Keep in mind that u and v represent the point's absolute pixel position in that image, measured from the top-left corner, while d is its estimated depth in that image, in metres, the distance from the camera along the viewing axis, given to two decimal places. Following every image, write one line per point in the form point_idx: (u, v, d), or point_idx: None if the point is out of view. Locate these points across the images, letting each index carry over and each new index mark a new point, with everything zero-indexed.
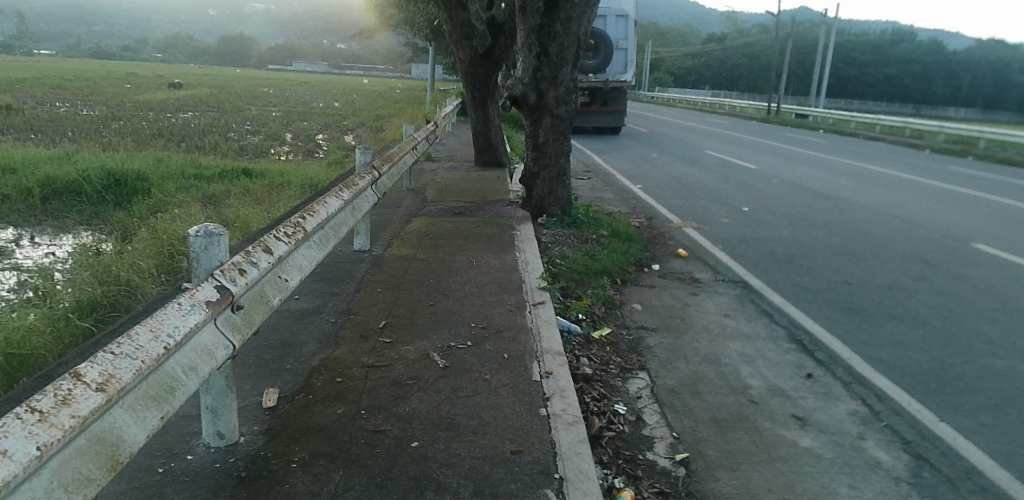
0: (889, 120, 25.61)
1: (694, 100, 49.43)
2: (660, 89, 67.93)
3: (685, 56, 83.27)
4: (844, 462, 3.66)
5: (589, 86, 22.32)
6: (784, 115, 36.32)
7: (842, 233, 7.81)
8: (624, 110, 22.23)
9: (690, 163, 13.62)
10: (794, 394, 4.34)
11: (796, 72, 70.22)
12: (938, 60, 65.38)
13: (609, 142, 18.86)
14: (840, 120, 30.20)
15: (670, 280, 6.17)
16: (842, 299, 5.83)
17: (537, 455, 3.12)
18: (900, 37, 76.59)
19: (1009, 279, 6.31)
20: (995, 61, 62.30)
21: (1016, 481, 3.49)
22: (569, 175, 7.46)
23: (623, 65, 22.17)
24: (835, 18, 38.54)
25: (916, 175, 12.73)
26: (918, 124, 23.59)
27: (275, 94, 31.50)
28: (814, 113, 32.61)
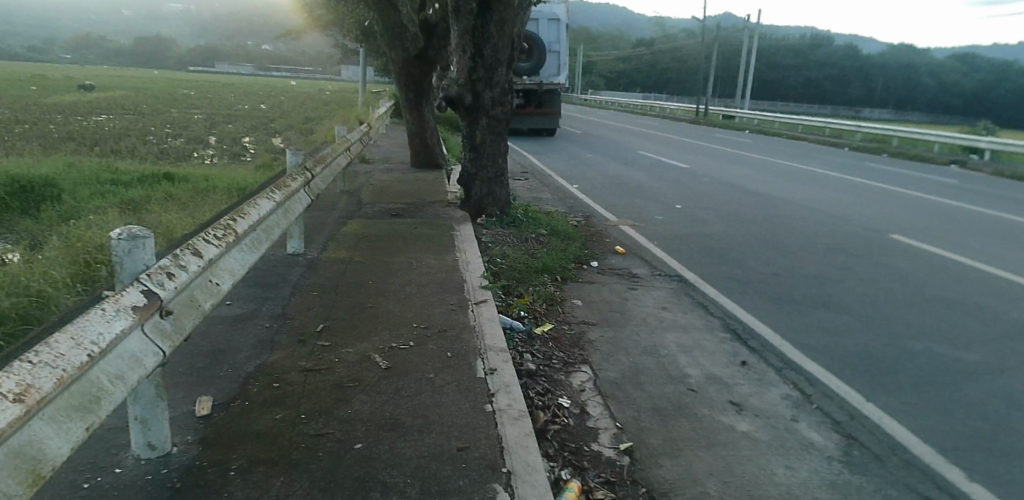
0: (809, 120, 27.04)
1: (626, 103, 50.70)
2: (592, 93, 69.17)
3: (615, 60, 85.28)
4: (780, 444, 3.83)
5: (522, 89, 22.46)
6: (712, 117, 37.72)
7: (769, 226, 8.17)
8: (558, 112, 22.30)
9: (623, 163, 13.92)
10: (730, 381, 4.50)
11: (721, 77, 73.18)
12: (850, 65, 69.56)
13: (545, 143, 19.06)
14: (764, 121, 31.66)
15: (608, 276, 6.28)
16: (772, 289, 6.09)
17: (484, 450, 3.11)
18: (816, 42, 80.91)
19: (922, 266, 6.76)
20: (901, 66, 66.89)
21: (937, 455, 3.77)
22: (507, 176, 7.51)
23: (556, 68, 22.60)
24: (757, 25, 40.48)
25: (835, 172, 13.48)
26: (836, 124, 25.01)
27: (196, 96, 30.18)
28: (740, 114, 34.01)
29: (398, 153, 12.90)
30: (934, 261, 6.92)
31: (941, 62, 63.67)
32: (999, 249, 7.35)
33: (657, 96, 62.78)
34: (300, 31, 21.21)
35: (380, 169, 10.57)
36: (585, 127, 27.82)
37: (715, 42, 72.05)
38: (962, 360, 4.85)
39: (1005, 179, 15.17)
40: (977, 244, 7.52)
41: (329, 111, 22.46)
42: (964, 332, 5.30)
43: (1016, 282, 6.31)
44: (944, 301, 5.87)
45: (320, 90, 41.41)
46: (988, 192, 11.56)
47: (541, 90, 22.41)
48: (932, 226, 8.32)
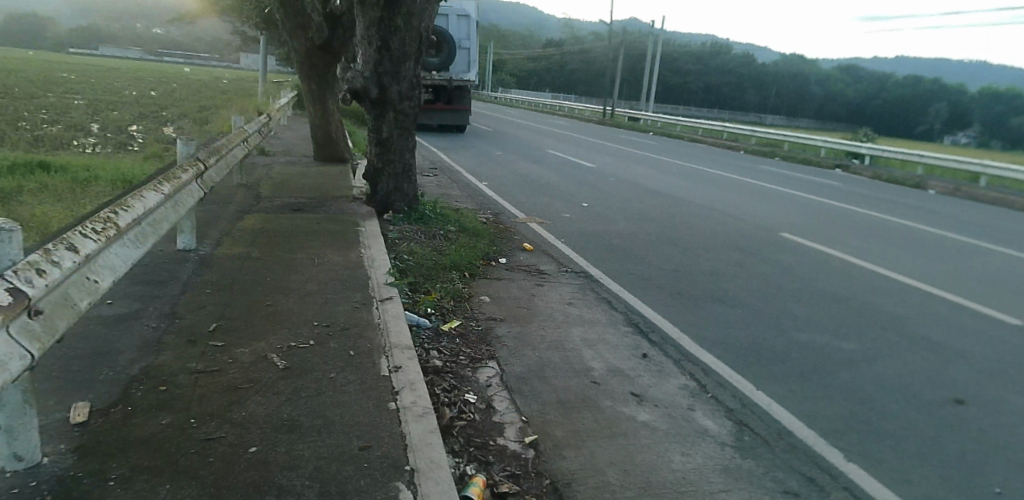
0: (708, 124, 28.51)
1: (537, 102, 51.44)
2: (504, 91, 69.52)
3: (527, 59, 86.12)
4: (677, 432, 4.03)
5: (432, 83, 22.51)
6: (618, 118, 38.97)
7: (669, 225, 8.54)
8: (469, 109, 22.52)
9: (533, 161, 14.09)
10: (631, 373, 4.67)
11: (628, 80, 75.71)
12: (745, 73, 73.92)
13: (456, 140, 18.97)
14: (668, 124, 33.08)
15: (516, 272, 6.35)
16: (671, 285, 6.37)
17: (387, 449, 3.07)
18: (715, 49, 85.32)
19: (807, 262, 7.29)
20: (790, 76, 71.82)
21: (817, 438, 4.10)
22: (415, 171, 7.42)
23: (466, 64, 22.50)
24: (661, 31, 42.19)
25: (730, 173, 14.29)
26: (734, 129, 26.51)
27: (70, 79, 27.61)
28: (645, 117, 35.36)
29: (301, 147, 12.41)
30: (816, 257, 7.48)
31: (825, 74, 68.95)
32: (871, 246, 8.05)
33: (567, 97, 63.90)
34: (196, 15, 19.95)
35: (282, 162, 10.17)
36: (496, 124, 27.88)
37: (623, 46, 74.32)
38: (840, 349, 5.28)
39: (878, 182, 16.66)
40: (853, 242, 8.20)
41: (228, 100, 21.28)
42: (841, 322, 5.78)
43: (885, 277, 6.95)
44: (824, 295, 6.35)
45: (217, 78, 39.07)
46: (862, 194, 12.65)
47: (451, 86, 22.42)
48: (815, 225, 8.99)
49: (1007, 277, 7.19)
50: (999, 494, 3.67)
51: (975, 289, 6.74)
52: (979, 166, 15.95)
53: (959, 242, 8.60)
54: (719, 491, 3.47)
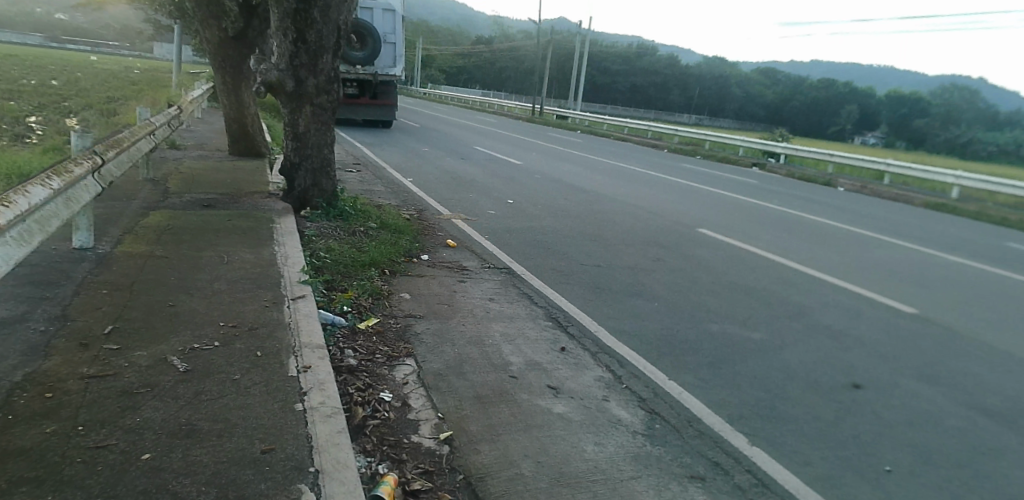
0: (634, 123, 29.20)
1: (468, 98, 51.27)
2: (434, 86, 68.63)
3: (460, 55, 85.74)
4: (591, 422, 4.12)
5: (357, 77, 22.06)
6: (547, 116, 39.38)
7: (590, 221, 8.69)
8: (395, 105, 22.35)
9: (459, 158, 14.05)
10: (549, 366, 4.72)
11: (558, 78, 76.45)
12: (672, 73, 76.04)
13: (384, 135, 18.67)
14: (595, 122, 33.68)
15: (438, 269, 6.32)
16: (592, 279, 6.50)
17: (291, 451, 3.00)
18: (642, 48, 87.05)
19: (722, 256, 7.56)
20: (714, 77, 74.34)
21: (724, 424, 4.29)
22: (333, 166, 7.29)
23: (391, 59, 21.93)
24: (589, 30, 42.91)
25: (652, 171, 14.66)
26: (659, 128, 27.20)
27: None
28: (572, 115, 35.87)
29: (217, 141, 11.92)
30: (730, 251, 7.77)
31: (746, 76, 71.89)
32: (782, 240, 8.44)
33: (500, 94, 63.78)
34: (103, 1, 18.79)
35: (195, 156, 9.78)
36: (425, 120, 27.58)
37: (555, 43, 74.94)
38: (749, 339, 5.52)
39: (791, 180, 17.44)
40: (767, 236, 8.57)
41: (139, 91, 20.19)
42: (751, 313, 6.04)
43: (794, 269, 7.30)
44: (737, 287, 6.62)
45: (125, 67, 36.93)
46: (776, 191, 13.25)
47: (376, 81, 22.05)
48: (730, 220, 9.35)
49: (901, 267, 7.71)
50: (888, 472, 3.96)
51: (875, 280, 7.17)
52: (882, 166, 16.97)
53: (860, 235, 9.16)
54: (630, 479, 3.59)
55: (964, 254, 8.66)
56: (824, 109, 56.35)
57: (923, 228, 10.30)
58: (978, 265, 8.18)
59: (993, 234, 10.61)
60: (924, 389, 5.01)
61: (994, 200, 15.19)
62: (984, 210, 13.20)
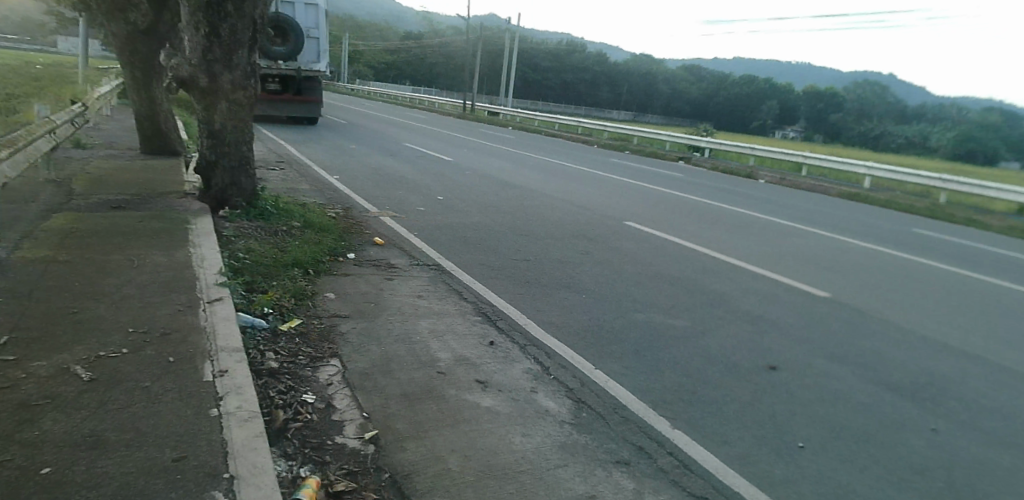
0: (565, 119, 29.60)
1: (399, 95, 50.59)
2: (363, 83, 67.20)
3: (391, 52, 84.51)
4: (518, 414, 4.16)
5: (278, 73, 21.25)
6: (478, 113, 39.42)
7: (518, 216, 8.75)
8: (320, 101, 21.74)
9: (388, 155, 13.88)
10: (477, 360, 4.74)
11: (490, 74, 76.56)
12: (603, 70, 77.39)
13: (311, 132, 18.22)
14: (526, 118, 33.96)
15: (365, 267, 6.24)
16: (520, 273, 6.55)
17: (204, 458, 2.91)
18: (573, 45, 88.14)
19: (646, 248, 7.76)
20: (643, 74, 76.14)
21: (648, 410, 4.42)
22: (253, 164, 7.11)
23: (316, 54, 21.64)
24: (518, 27, 43.16)
25: (582, 166, 14.90)
26: (589, 123, 27.67)
27: None
28: (504, 112, 36.03)
29: (130, 140, 11.36)
30: (655, 243, 7.99)
31: (673, 73, 74.00)
32: (706, 231, 8.74)
33: (434, 91, 63.14)
34: None
35: (103, 156, 9.30)
36: (356, 117, 27.07)
37: (486, 40, 74.89)
38: (673, 326, 5.70)
39: (716, 173, 18.08)
40: (691, 227, 8.85)
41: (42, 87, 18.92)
42: (675, 301, 6.23)
43: (716, 258, 7.57)
44: (662, 277, 6.81)
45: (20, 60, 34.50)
46: (701, 183, 13.70)
47: (299, 77, 21.39)
48: (656, 213, 9.61)
49: (814, 253, 8.12)
50: (802, 447, 4.18)
51: (790, 266, 7.52)
52: (799, 158, 17.83)
53: (778, 224, 9.59)
54: (556, 467, 3.65)
55: (869, 240, 9.21)
56: (746, 105, 58.58)
57: (833, 216, 10.89)
58: (884, 250, 8.72)
59: (897, 220, 11.33)
60: (835, 367, 5.31)
61: (899, 189, 16.24)
62: (890, 198, 14.09)
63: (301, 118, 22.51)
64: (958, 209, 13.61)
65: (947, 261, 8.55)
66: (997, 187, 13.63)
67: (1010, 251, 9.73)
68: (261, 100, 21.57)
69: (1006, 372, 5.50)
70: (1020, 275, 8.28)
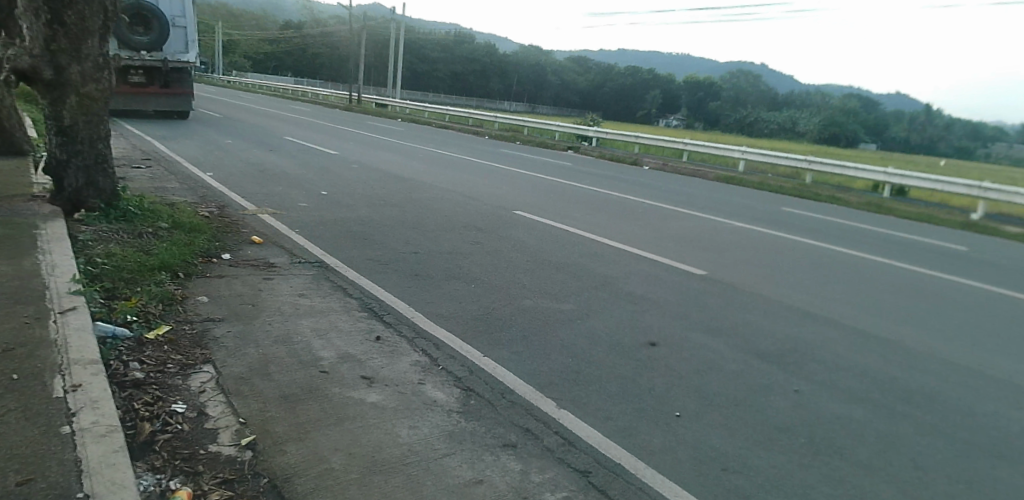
0: (457, 111, 29.56)
1: (279, 89, 48.29)
2: (241, 75, 63.52)
3: (271, 42, 80.58)
4: (405, 407, 4.14)
5: (141, 64, 19.67)
6: (367, 106, 38.54)
7: (406, 209, 8.68)
8: (192, 94, 21.06)
9: (269, 150, 13.28)
10: (363, 357, 4.67)
11: (379, 65, 74.85)
12: (493, 61, 77.79)
13: (181, 127, 17.07)
14: (418, 109, 33.64)
15: (242, 268, 5.98)
16: (408, 266, 6.51)
17: (54, 479, 2.70)
18: (462, 36, 88.05)
19: (535, 236, 7.94)
20: (532, 64, 77.23)
21: (536, 392, 4.54)
22: (111, 161, 6.66)
23: (183, 44, 20.09)
24: (403, 18, 42.46)
25: (474, 157, 14.95)
26: (482, 115, 27.78)
27: None
28: (395, 104, 35.47)
29: None
30: (543, 230, 8.19)
31: (562, 64, 75.75)
32: (592, 217, 9.04)
33: (324, 84, 60.94)
34: None
35: None
36: (237, 111, 25.65)
37: (374, 31, 73.03)
38: (560, 310, 5.88)
39: (604, 161, 18.70)
40: (578, 214, 9.12)
41: None
42: (562, 286, 6.42)
43: (601, 243, 7.86)
44: (550, 264, 6.99)
45: None
46: (589, 172, 14.12)
47: (166, 69, 20.06)
48: (544, 201, 9.83)
49: (693, 234, 8.61)
50: (679, 416, 4.45)
51: (670, 247, 7.94)
52: (681, 145, 18.81)
53: (660, 208, 10.08)
54: (444, 457, 3.68)
55: (740, 219, 9.88)
56: (631, 95, 60.86)
57: (708, 198, 11.58)
58: (754, 228, 9.39)
59: (766, 200, 12.22)
60: (710, 339, 5.67)
61: (771, 172, 17.53)
62: (761, 180, 15.16)
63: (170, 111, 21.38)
64: (820, 188, 14.87)
65: (809, 236, 9.35)
66: (853, 167, 15.01)
67: (862, 225, 10.76)
68: (122, 94, 20.08)
69: (858, 333, 6.11)
70: (869, 246, 9.19)
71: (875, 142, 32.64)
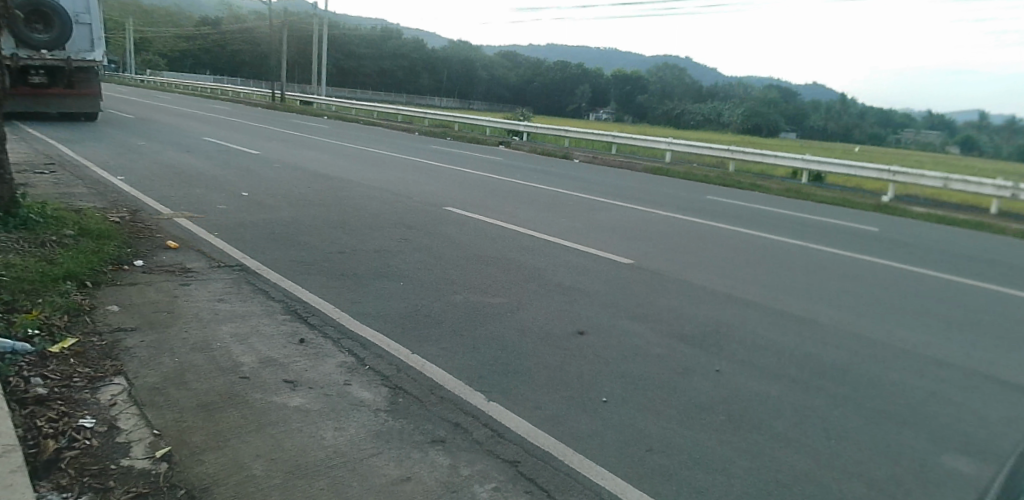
0: (389, 108, 29.22)
1: (195, 90, 46.24)
2: (157, 74, 60.52)
3: (187, 39, 77.18)
4: (330, 409, 4.09)
5: (42, 64, 18.49)
6: (293, 104, 37.50)
7: (331, 208, 8.54)
8: (101, 94, 20.06)
9: (186, 151, 12.79)
10: (286, 360, 4.59)
11: (305, 63, 72.90)
12: (424, 57, 77.04)
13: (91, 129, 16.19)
14: (348, 107, 33.05)
15: (156, 274, 5.77)
16: (334, 266, 6.43)
17: None
18: (389, 32, 86.84)
19: (464, 231, 7.97)
20: (462, 59, 76.89)
21: (466, 387, 4.57)
22: (6, 167, 6.31)
23: (88, 41, 19.08)
24: (326, 14, 41.45)
25: (405, 154, 14.82)
26: (414, 111, 27.54)
27: None
28: (324, 101, 34.70)
29: None
30: (471, 225, 8.22)
31: (493, 59, 75.82)
32: (521, 211, 9.13)
33: (248, 82, 58.78)
34: None
35: None
36: (153, 112, 24.50)
37: (298, 27, 70.97)
38: (490, 304, 5.93)
39: (536, 155, 18.85)
40: (507, 209, 9.20)
41: None
42: (491, 280, 6.46)
43: (531, 236, 7.96)
44: (479, 258, 7.03)
45: None
46: (520, 166, 14.23)
47: (70, 68, 18.91)
48: (473, 196, 9.86)
49: (621, 225, 8.82)
50: (606, 401, 4.57)
51: (598, 238, 8.12)
52: (610, 138, 19.20)
53: (589, 200, 10.27)
54: (371, 456, 3.65)
55: (665, 208, 10.19)
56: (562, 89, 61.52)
57: (635, 189, 11.88)
58: (679, 217, 9.69)
59: (691, 189, 12.61)
60: (636, 325, 5.84)
61: (697, 161, 18.12)
62: (687, 170, 15.63)
63: (78, 112, 20.25)
64: (743, 176, 15.47)
65: (731, 222, 9.72)
66: (773, 155, 15.68)
67: (780, 210, 11.27)
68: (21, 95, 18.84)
69: (777, 313, 6.40)
70: (787, 230, 9.64)
71: (795, 132, 34.08)
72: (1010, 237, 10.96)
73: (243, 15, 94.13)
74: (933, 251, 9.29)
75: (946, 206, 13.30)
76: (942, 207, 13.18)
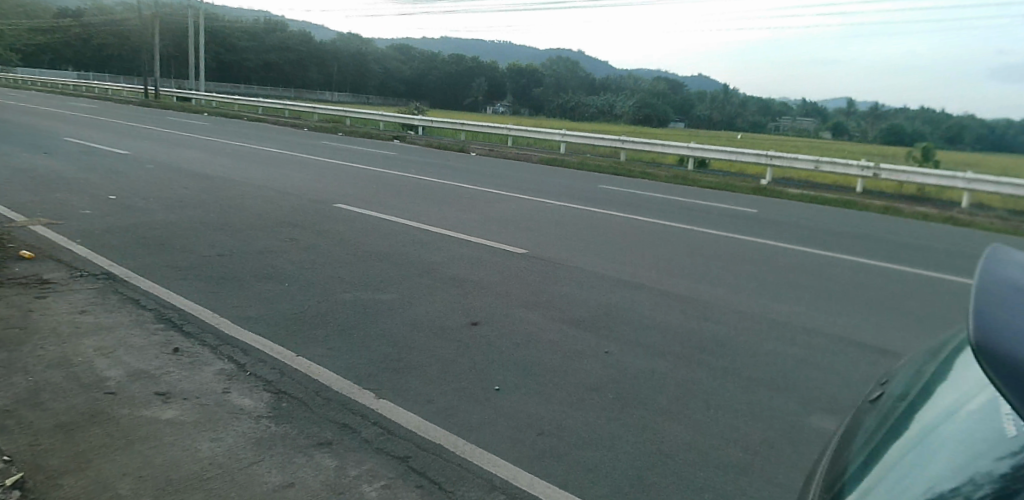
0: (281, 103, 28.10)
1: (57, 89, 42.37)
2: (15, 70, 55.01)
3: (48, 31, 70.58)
4: (206, 420, 3.93)
5: None
6: (173, 100, 35.23)
7: (210, 209, 8.16)
8: None
9: (47, 153, 11.77)
10: (158, 372, 4.36)
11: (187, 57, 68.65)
12: (317, 50, 74.56)
13: None
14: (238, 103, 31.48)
15: (7, 288, 5.31)
16: (213, 270, 6.15)
17: None
18: (278, 23, 83.34)
19: (354, 227, 7.84)
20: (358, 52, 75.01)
21: (355, 386, 4.52)
22: None
23: None
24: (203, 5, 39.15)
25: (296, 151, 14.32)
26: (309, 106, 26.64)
27: None
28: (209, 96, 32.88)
29: None
30: (360, 221, 8.10)
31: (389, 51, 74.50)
32: (413, 205, 9.09)
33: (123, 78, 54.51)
34: None
35: None
36: (10, 112, 22.22)
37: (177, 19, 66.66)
38: (380, 301, 5.88)
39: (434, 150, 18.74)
40: (400, 203, 9.12)
41: None
42: (382, 277, 6.40)
43: (421, 230, 7.95)
44: (369, 255, 6.94)
45: None
46: (416, 160, 14.12)
47: None
48: (364, 192, 9.71)
49: (513, 216, 8.96)
50: (498, 390, 4.66)
51: (490, 229, 8.22)
52: (506, 130, 19.40)
53: (484, 192, 10.37)
54: (252, 464, 3.55)
55: (555, 198, 10.45)
56: None
57: (527, 180, 12.11)
58: (571, 205, 9.97)
59: (584, 179, 12.97)
60: (528, 313, 5.98)
61: (592, 152, 18.68)
62: (581, 160, 16.07)
63: None
64: (633, 164, 16.10)
65: (619, 209, 10.10)
66: (660, 143, 16.42)
67: (665, 196, 11.84)
68: None
69: (661, 294, 6.73)
70: (671, 214, 10.14)
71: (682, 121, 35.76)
72: (869, 213, 12.07)
73: (111, 6, 87.22)
74: (802, 228, 10.07)
75: (817, 187, 14.43)
76: (814, 188, 14.29)
